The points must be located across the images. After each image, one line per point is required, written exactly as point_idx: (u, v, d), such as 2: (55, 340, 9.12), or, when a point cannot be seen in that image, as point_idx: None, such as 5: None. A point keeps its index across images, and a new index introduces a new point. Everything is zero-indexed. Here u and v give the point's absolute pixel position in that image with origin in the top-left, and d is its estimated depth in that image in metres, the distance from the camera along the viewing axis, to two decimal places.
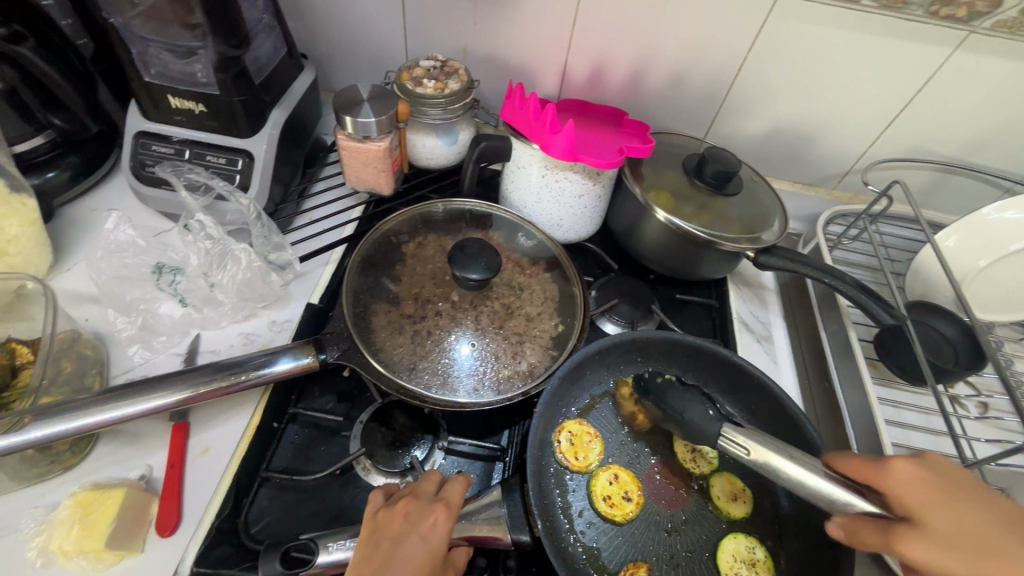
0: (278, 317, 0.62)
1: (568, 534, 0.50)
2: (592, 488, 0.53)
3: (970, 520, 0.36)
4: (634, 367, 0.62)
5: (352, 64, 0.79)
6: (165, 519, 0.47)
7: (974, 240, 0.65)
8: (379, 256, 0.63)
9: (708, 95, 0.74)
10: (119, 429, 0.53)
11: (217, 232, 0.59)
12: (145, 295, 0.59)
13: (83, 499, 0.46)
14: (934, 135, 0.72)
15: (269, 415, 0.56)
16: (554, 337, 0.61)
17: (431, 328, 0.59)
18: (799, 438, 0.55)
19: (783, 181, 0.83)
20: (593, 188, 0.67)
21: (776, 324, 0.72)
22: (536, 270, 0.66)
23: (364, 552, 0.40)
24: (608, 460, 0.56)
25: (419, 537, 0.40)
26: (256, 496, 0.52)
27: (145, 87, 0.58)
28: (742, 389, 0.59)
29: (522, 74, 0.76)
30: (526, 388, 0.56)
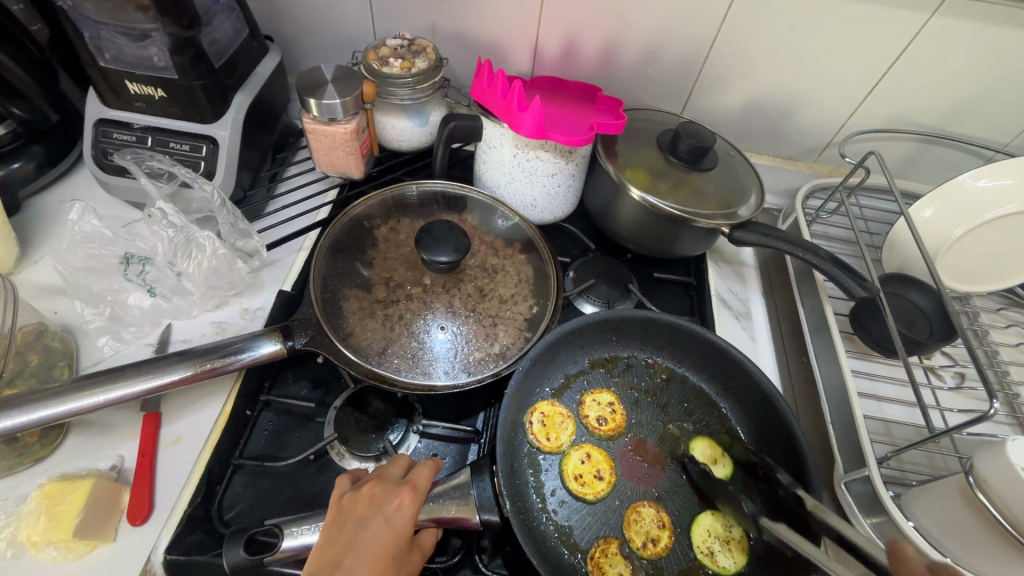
0: (249, 305, 0.62)
1: (540, 513, 0.50)
2: (564, 468, 0.53)
3: None
4: (609, 346, 0.62)
5: (320, 45, 0.77)
6: (136, 508, 0.47)
7: (951, 211, 0.64)
8: (350, 241, 0.63)
9: (684, 69, 0.72)
10: (90, 420, 0.52)
11: (181, 219, 0.59)
12: (112, 286, 0.59)
13: (50, 490, 0.46)
14: (912, 105, 0.71)
15: (241, 403, 0.56)
16: (528, 319, 0.60)
17: (402, 312, 0.58)
18: (772, 413, 0.55)
19: (763, 155, 0.82)
20: (566, 166, 0.65)
21: (754, 300, 0.71)
22: (510, 252, 0.65)
23: (331, 533, 0.40)
24: (583, 437, 0.56)
25: (383, 519, 0.40)
26: (230, 483, 0.53)
27: (101, 72, 0.57)
28: (716, 365, 0.59)
29: (493, 51, 0.74)
30: (497, 369, 0.56)
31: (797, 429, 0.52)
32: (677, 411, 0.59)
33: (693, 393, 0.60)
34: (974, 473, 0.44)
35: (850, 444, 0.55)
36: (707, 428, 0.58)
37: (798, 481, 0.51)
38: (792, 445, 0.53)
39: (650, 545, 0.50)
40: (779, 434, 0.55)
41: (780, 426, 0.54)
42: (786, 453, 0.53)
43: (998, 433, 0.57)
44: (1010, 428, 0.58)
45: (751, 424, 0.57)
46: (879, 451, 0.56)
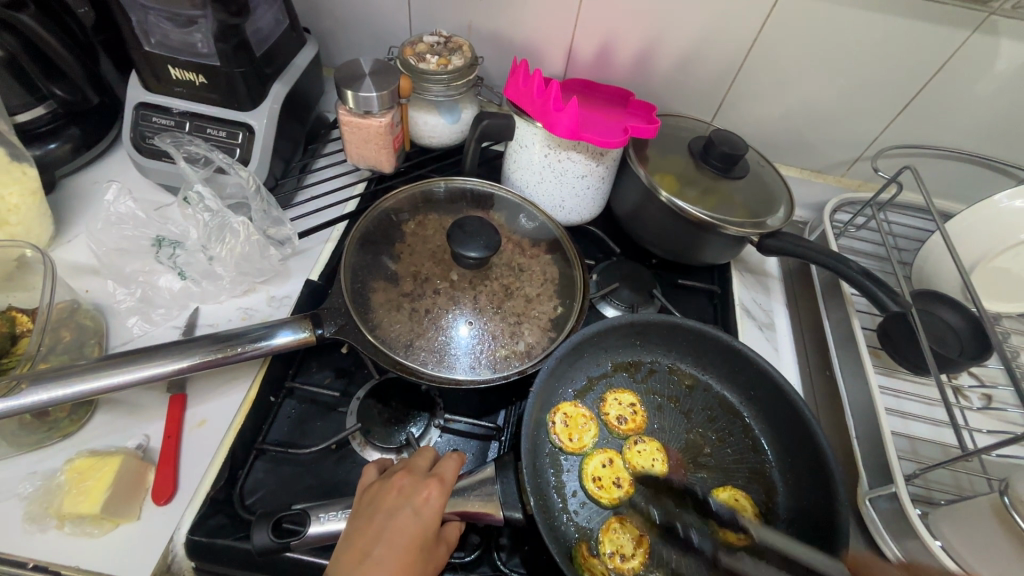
0: (276, 293, 0.62)
1: (561, 514, 0.50)
2: (584, 474, 0.53)
3: None
4: (633, 350, 0.61)
5: (356, 39, 0.78)
6: (161, 487, 0.48)
7: (982, 229, 0.63)
8: (378, 233, 0.63)
9: (717, 78, 0.72)
10: (118, 399, 0.53)
11: (217, 204, 0.59)
12: (144, 268, 0.59)
13: (81, 464, 0.47)
14: (948, 122, 0.70)
15: (265, 389, 0.56)
16: (553, 319, 0.60)
17: (429, 307, 0.58)
18: (799, 426, 0.54)
19: (791, 167, 0.82)
20: (596, 169, 0.66)
21: (778, 311, 0.71)
22: (536, 251, 0.65)
23: (362, 521, 0.40)
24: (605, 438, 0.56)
25: (412, 510, 0.41)
26: (252, 468, 0.53)
27: (145, 57, 0.58)
28: (741, 374, 0.59)
29: (527, 52, 0.74)
30: (522, 368, 0.56)
31: (824, 442, 0.52)
32: (699, 418, 0.58)
33: (715, 401, 0.60)
34: (1009, 493, 0.43)
35: (876, 459, 0.55)
36: (729, 437, 0.58)
37: (825, 494, 0.50)
38: (817, 457, 0.52)
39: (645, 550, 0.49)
40: (803, 445, 0.54)
41: (806, 438, 0.54)
42: (811, 466, 0.53)
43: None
44: None
45: (775, 435, 0.57)
46: (906, 468, 0.55)
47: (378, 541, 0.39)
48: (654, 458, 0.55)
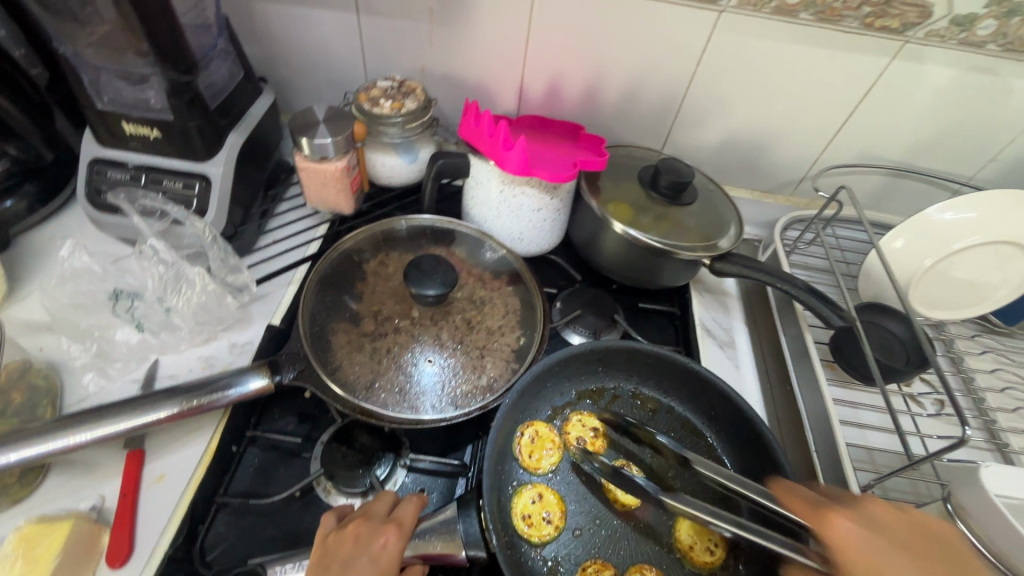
0: (238, 339, 0.62)
1: (529, 549, 0.50)
2: (553, 535, 0.51)
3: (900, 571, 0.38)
4: (596, 378, 0.62)
5: (313, 85, 0.79)
6: (116, 550, 0.47)
7: (918, 242, 0.66)
8: (338, 275, 0.64)
9: (663, 109, 0.75)
10: (72, 460, 0.52)
11: (172, 256, 0.59)
12: (100, 322, 0.59)
13: (28, 533, 0.45)
14: (880, 141, 0.74)
15: (227, 439, 0.56)
16: (515, 350, 0.61)
17: (390, 346, 0.59)
18: (758, 443, 0.55)
19: (743, 189, 0.85)
20: (551, 202, 0.67)
21: (737, 329, 0.73)
22: (497, 283, 0.67)
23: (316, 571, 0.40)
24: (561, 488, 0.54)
25: (369, 559, 0.40)
26: (213, 521, 0.52)
27: (98, 115, 0.59)
28: (701, 395, 0.60)
29: (480, 91, 0.77)
30: (484, 403, 0.56)
31: (783, 460, 0.52)
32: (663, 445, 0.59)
33: (677, 424, 0.60)
34: (951, 500, 0.45)
35: (834, 471, 0.56)
36: (693, 458, 0.58)
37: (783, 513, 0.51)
38: (776, 476, 0.53)
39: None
40: (763, 465, 0.55)
41: (764, 455, 0.55)
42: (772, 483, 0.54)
43: (977, 459, 0.58)
44: (989, 454, 0.59)
45: (738, 453, 0.58)
46: (864, 479, 0.57)
47: None
48: None
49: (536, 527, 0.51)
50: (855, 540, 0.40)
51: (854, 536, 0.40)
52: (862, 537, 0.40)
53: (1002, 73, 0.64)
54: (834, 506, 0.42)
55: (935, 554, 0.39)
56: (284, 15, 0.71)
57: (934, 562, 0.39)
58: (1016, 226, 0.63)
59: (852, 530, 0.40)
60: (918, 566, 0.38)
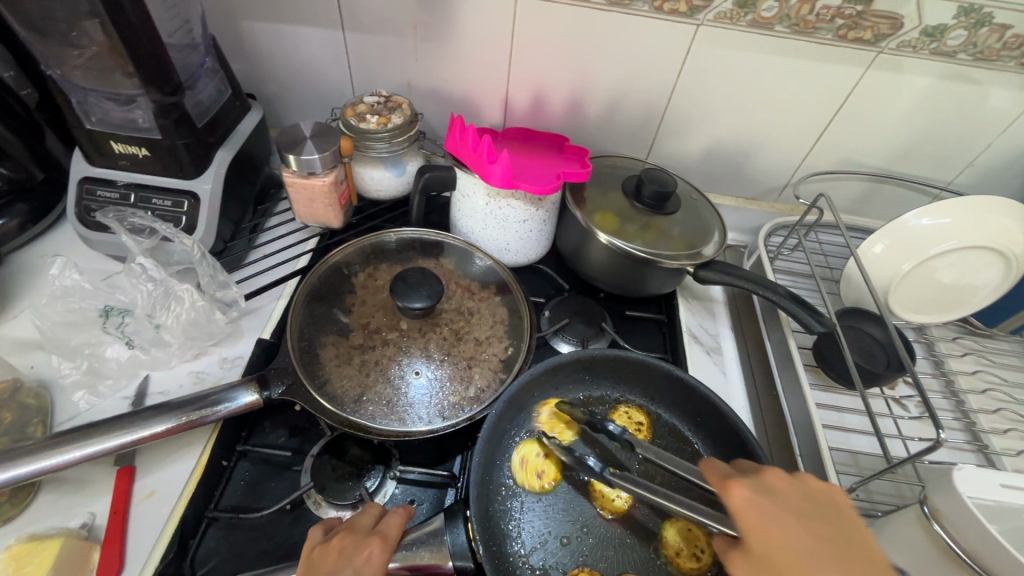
0: (228, 354, 0.62)
1: (517, 558, 0.50)
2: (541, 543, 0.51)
3: (791, 534, 0.38)
4: (584, 386, 0.63)
5: (302, 101, 0.80)
6: (106, 567, 0.47)
7: (896, 247, 0.67)
8: (327, 289, 0.64)
9: (646, 119, 0.77)
10: (63, 477, 0.52)
11: (161, 273, 0.60)
12: (90, 339, 0.59)
13: (18, 551, 0.45)
14: (859, 148, 0.76)
15: (217, 454, 0.56)
16: (503, 360, 0.62)
17: (378, 358, 0.59)
18: (742, 448, 0.56)
19: (728, 196, 0.86)
20: (536, 213, 0.68)
21: (724, 335, 0.74)
22: (485, 294, 0.67)
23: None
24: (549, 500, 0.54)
25: (353, 570, 0.40)
26: (204, 537, 0.53)
27: (88, 135, 0.60)
28: (687, 401, 0.61)
29: (466, 105, 0.78)
30: (472, 413, 0.56)
31: (766, 465, 0.53)
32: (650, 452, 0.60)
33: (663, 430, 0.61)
34: (929, 503, 0.45)
35: (818, 475, 0.57)
36: (680, 464, 0.59)
37: None
38: None
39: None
40: None
41: (749, 459, 0.55)
42: None
43: (959, 461, 0.59)
44: (971, 456, 0.60)
45: (724, 459, 0.58)
46: (848, 482, 0.57)
47: None
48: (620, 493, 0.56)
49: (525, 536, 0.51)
50: (748, 505, 0.40)
51: (748, 498, 0.41)
52: (757, 502, 0.40)
53: (974, 81, 0.65)
54: (738, 477, 0.43)
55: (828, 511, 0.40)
56: (271, 34, 0.72)
57: (833, 521, 0.40)
58: (990, 231, 0.64)
59: (745, 493, 0.41)
60: (812, 520, 0.39)
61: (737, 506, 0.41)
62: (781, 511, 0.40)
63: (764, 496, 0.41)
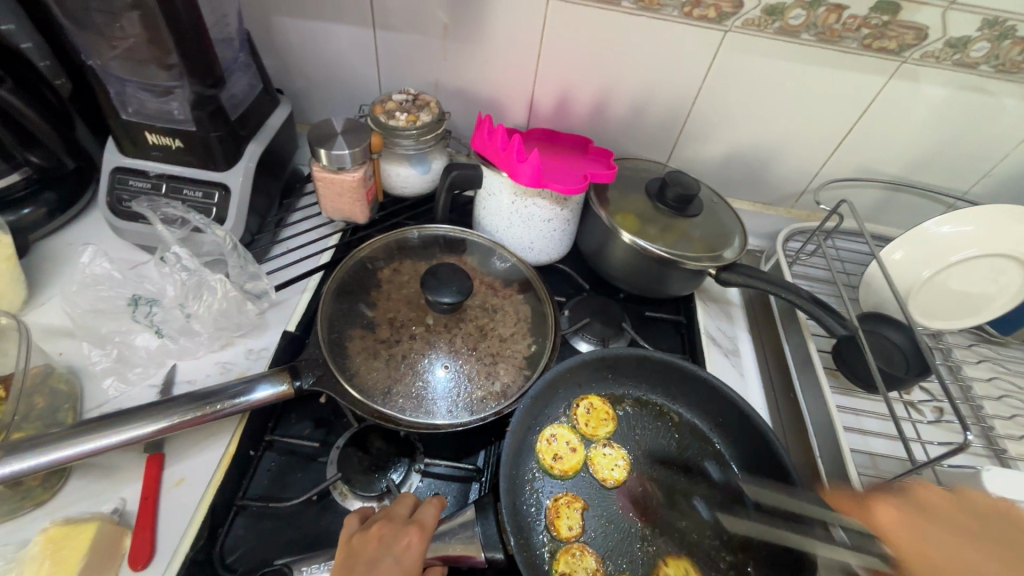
0: (254, 345, 0.63)
1: (544, 551, 0.51)
2: (566, 535, 0.52)
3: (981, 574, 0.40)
4: (607, 384, 0.64)
5: (328, 97, 0.81)
6: (139, 551, 0.47)
7: (917, 254, 0.68)
8: (354, 283, 0.65)
9: (669, 123, 0.78)
10: (93, 463, 0.53)
11: (194, 263, 0.60)
12: (120, 327, 0.60)
13: (54, 534, 0.46)
14: (879, 156, 0.77)
15: (245, 444, 0.57)
16: (527, 357, 0.62)
17: (406, 352, 0.60)
18: (764, 449, 0.57)
19: (745, 202, 0.87)
20: (561, 212, 0.69)
21: (742, 338, 0.75)
22: (508, 292, 0.68)
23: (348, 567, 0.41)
24: (565, 498, 0.54)
25: (393, 560, 0.41)
26: (232, 525, 0.53)
27: (122, 124, 0.60)
28: (710, 402, 0.61)
29: (491, 104, 0.79)
30: (499, 408, 0.57)
31: (790, 465, 0.54)
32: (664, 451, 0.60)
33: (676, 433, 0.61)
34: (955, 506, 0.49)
35: (838, 475, 0.58)
36: (700, 463, 0.60)
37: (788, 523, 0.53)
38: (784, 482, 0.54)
39: None
40: (771, 470, 0.56)
41: (771, 460, 0.56)
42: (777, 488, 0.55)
43: (977, 465, 0.60)
44: (987, 460, 0.61)
45: (744, 460, 0.59)
46: (869, 484, 0.58)
47: None
48: (616, 463, 0.58)
49: (557, 519, 0.53)
50: (895, 525, 0.44)
51: (895, 514, 0.45)
52: (901, 518, 0.45)
53: (996, 92, 0.66)
54: (877, 495, 0.47)
55: (995, 522, 0.45)
56: (301, 30, 0.73)
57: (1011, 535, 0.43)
58: (1009, 239, 0.65)
59: (888, 509, 0.45)
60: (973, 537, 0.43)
61: (883, 525, 0.45)
62: (929, 523, 0.44)
63: (914, 512, 0.45)
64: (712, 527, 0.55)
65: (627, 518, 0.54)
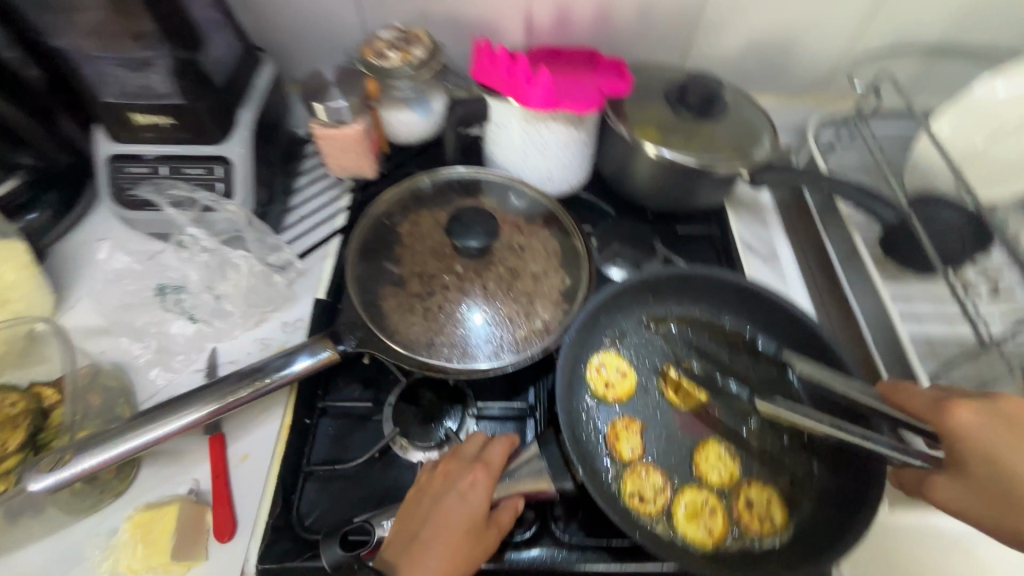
0: (288, 318, 0.62)
1: (610, 478, 0.51)
2: (627, 457, 0.52)
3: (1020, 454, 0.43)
4: (648, 306, 0.62)
5: (311, 48, 0.76)
6: (222, 525, 0.50)
7: (967, 122, 0.64)
8: (376, 240, 0.63)
9: (681, 19, 0.71)
10: (159, 450, 0.54)
11: (213, 243, 0.62)
12: (154, 319, 0.60)
13: (139, 520, 0.49)
14: (917, 20, 0.70)
15: (299, 413, 0.57)
16: (564, 290, 0.61)
17: (441, 303, 0.59)
18: (816, 348, 0.56)
19: (770, 96, 0.81)
20: (578, 134, 0.65)
21: (779, 242, 0.72)
22: (534, 228, 0.66)
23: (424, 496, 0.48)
24: (623, 423, 0.54)
25: (455, 496, 0.47)
26: (304, 489, 0.54)
27: (107, 108, 0.57)
28: (756, 310, 0.60)
29: (485, 28, 0.73)
30: (544, 345, 0.56)
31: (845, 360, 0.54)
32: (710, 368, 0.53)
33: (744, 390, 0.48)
34: None
35: None
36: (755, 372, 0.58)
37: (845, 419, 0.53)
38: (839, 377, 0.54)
39: (640, 501, 0.49)
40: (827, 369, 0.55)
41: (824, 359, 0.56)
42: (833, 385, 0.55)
43: None
44: None
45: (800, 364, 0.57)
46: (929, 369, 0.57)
47: (426, 522, 0.46)
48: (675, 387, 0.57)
49: (618, 443, 0.53)
50: (976, 436, 0.44)
51: (977, 419, 0.45)
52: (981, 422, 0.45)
53: None
54: (952, 398, 0.46)
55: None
56: None
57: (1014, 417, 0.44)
58: None
59: (968, 415, 0.45)
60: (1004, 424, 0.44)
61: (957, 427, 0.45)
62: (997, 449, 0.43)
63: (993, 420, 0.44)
64: (774, 429, 0.54)
65: (688, 435, 0.54)
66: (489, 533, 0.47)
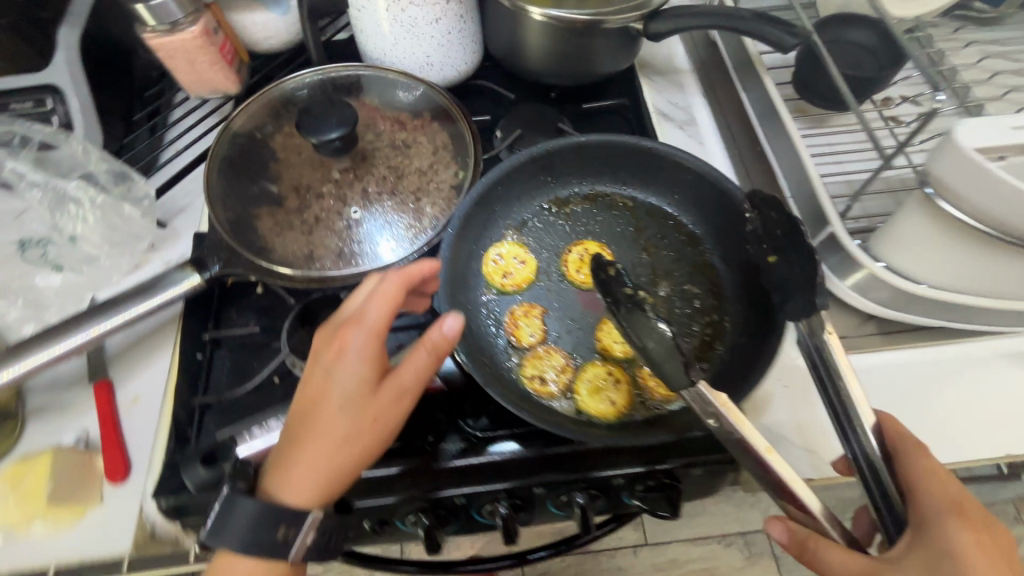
0: (169, 257, 0.56)
1: (510, 368, 0.48)
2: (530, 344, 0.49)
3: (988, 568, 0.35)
4: (548, 188, 0.56)
5: None
6: (112, 467, 0.47)
7: None
8: (243, 157, 0.57)
9: None
10: (44, 406, 0.51)
11: (40, 175, 0.55)
12: (14, 275, 0.53)
13: (10, 472, 0.47)
14: None
15: (187, 348, 0.53)
16: (454, 185, 0.56)
17: (318, 214, 0.54)
18: (725, 204, 0.52)
19: None
20: (448, 5, 0.57)
21: (696, 105, 0.66)
22: (419, 122, 0.59)
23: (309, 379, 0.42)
24: (522, 310, 0.51)
25: (324, 369, 0.41)
26: (202, 424, 0.50)
27: None
28: (662, 175, 0.55)
29: None
30: (429, 240, 0.52)
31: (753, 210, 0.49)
32: (657, 351, 0.37)
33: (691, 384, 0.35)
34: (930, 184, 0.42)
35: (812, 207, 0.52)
36: (663, 240, 0.54)
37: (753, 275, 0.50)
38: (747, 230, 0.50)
39: (538, 381, 0.47)
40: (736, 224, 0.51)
41: (733, 214, 0.51)
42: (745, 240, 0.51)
43: None
44: None
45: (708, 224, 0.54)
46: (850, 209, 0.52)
47: (295, 409, 0.41)
48: (579, 267, 0.52)
49: (519, 332, 0.49)
50: (930, 493, 0.37)
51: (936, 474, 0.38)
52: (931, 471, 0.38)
53: None
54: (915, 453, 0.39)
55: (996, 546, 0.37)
56: None
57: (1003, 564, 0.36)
58: None
59: (930, 466, 0.38)
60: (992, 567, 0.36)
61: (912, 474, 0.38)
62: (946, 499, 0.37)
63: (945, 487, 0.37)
64: (683, 296, 0.51)
65: (593, 313, 0.50)
66: (378, 396, 0.40)
